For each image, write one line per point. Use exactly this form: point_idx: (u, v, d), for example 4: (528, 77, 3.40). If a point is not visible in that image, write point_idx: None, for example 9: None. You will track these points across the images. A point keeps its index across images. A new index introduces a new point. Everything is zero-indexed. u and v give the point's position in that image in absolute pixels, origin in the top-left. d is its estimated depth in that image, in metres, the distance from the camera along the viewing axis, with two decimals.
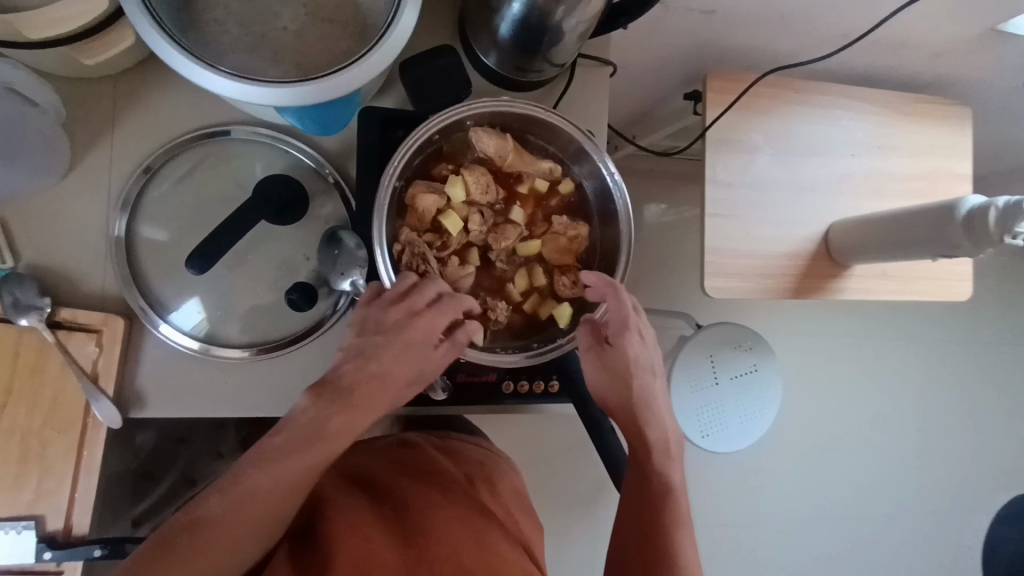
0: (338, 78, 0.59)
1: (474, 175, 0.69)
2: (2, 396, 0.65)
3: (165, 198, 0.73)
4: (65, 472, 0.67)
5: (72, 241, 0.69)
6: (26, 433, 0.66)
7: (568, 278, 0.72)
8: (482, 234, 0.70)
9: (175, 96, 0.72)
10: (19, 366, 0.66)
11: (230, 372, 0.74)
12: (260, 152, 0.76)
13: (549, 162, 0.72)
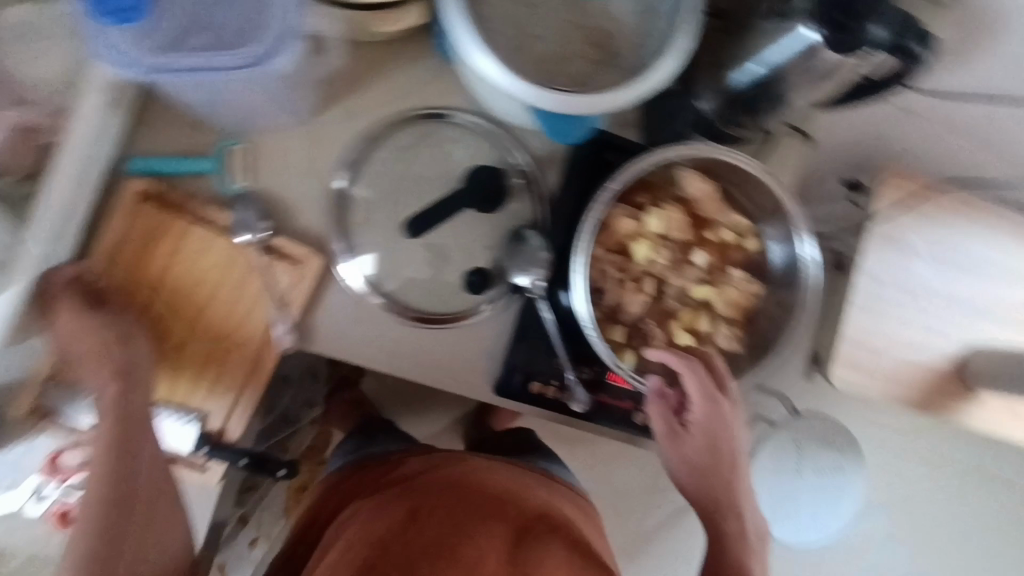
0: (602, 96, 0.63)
1: (673, 212, 0.73)
2: (207, 298, 0.72)
3: (382, 161, 0.79)
4: (237, 380, 0.73)
5: (295, 177, 0.75)
6: (215, 338, 0.72)
7: (730, 332, 0.74)
8: (664, 268, 0.74)
9: (417, 72, 0.78)
10: (224, 277, 0.72)
11: (383, 329, 0.78)
12: (472, 139, 0.80)
13: (742, 217, 0.75)
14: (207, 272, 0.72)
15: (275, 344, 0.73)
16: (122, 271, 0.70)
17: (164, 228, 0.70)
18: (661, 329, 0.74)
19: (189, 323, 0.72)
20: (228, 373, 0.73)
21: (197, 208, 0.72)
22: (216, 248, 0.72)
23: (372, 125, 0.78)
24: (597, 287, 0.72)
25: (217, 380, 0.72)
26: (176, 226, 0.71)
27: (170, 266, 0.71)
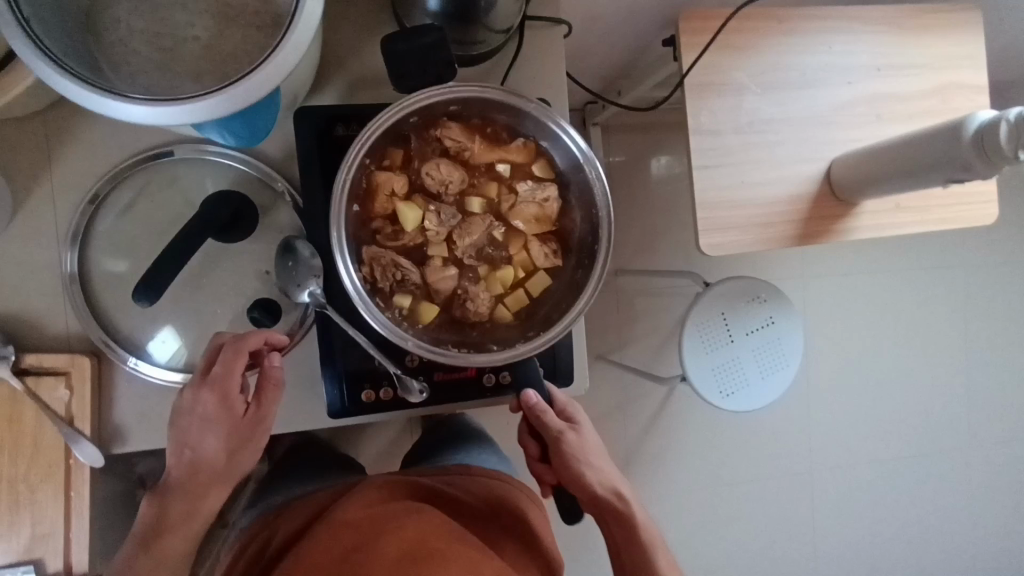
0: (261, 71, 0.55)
1: (438, 169, 0.65)
2: None
3: (116, 229, 0.71)
4: (57, 512, 0.69)
5: (29, 285, 0.70)
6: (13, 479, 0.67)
7: (545, 248, 0.68)
8: (451, 229, 0.66)
9: (107, 123, 0.71)
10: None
11: None
12: (203, 167, 0.73)
13: (520, 146, 0.67)
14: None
15: (80, 462, 0.69)
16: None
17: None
18: (479, 288, 0.66)
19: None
20: (45, 506, 0.68)
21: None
22: None
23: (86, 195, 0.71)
24: (397, 281, 0.65)
25: (37, 517, 0.68)
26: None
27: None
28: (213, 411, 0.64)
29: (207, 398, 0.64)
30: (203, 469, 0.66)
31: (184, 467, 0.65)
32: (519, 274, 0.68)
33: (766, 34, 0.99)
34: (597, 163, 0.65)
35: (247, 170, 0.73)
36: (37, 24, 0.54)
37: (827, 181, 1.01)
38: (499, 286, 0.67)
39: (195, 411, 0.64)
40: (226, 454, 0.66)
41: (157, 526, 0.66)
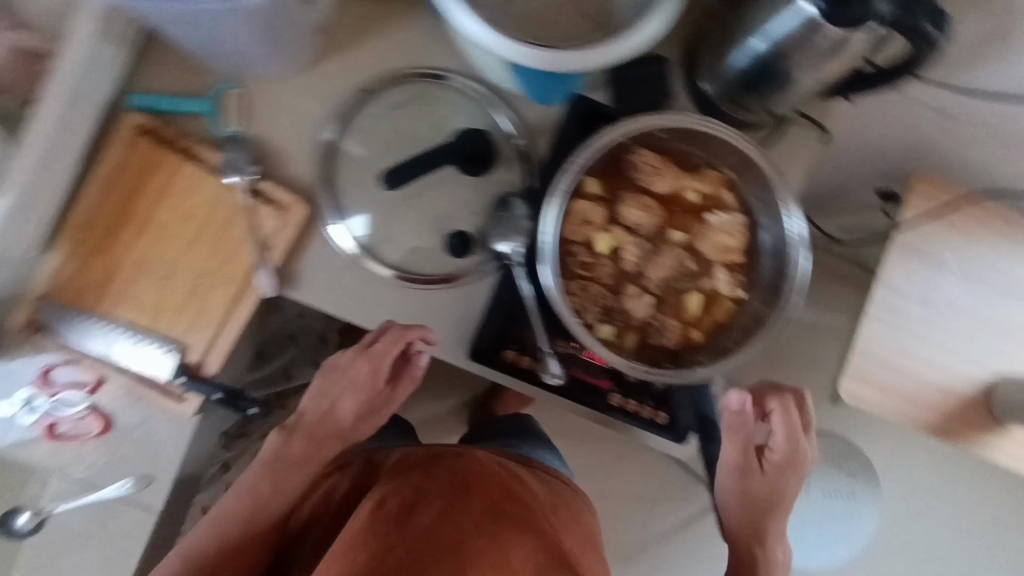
0: (584, 53, 0.60)
1: (636, 201, 0.69)
2: (192, 236, 0.74)
3: (374, 117, 0.79)
4: (217, 317, 0.75)
5: (289, 127, 0.77)
6: (201, 274, 0.74)
7: (730, 276, 0.70)
8: (648, 259, 0.70)
9: (417, 31, 0.79)
10: (213, 215, 0.74)
11: (376, 288, 0.78)
12: (468, 102, 0.80)
13: (709, 181, 0.70)
14: (195, 207, 0.74)
15: (255, 287, 0.75)
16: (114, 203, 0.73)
17: (157, 159, 0.73)
18: (669, 317, 0.70)
19: (175, 255, 0.74)
20: (209, 309, 0.75)
21: (192, 147, 0.74)
22: (202, 188, 0.74)
23: (368, 79, 0.79)
24: (603, 308, 0.69)
25: (199, 314, 0.75)
26: (170, 164, 0.73)
27: (161, 195, 0.73)
28: (364, 377, 0.80)
29: (359, 365, 0.79)
30: (325, 424, 0.82)
31: (318, 412, 0.82)
32: (703, 301, 0.71)
33: (999, 229, 0.98)
34: (791, 203, 0.66)
35: (507, 122, 0.78)
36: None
37: (989, 394, 0.98)
38: (689, 313, 0.70)
39: (341, 368, 0.80)
40: (353, 418, 0.82)
41: (281, 455, 0.81)
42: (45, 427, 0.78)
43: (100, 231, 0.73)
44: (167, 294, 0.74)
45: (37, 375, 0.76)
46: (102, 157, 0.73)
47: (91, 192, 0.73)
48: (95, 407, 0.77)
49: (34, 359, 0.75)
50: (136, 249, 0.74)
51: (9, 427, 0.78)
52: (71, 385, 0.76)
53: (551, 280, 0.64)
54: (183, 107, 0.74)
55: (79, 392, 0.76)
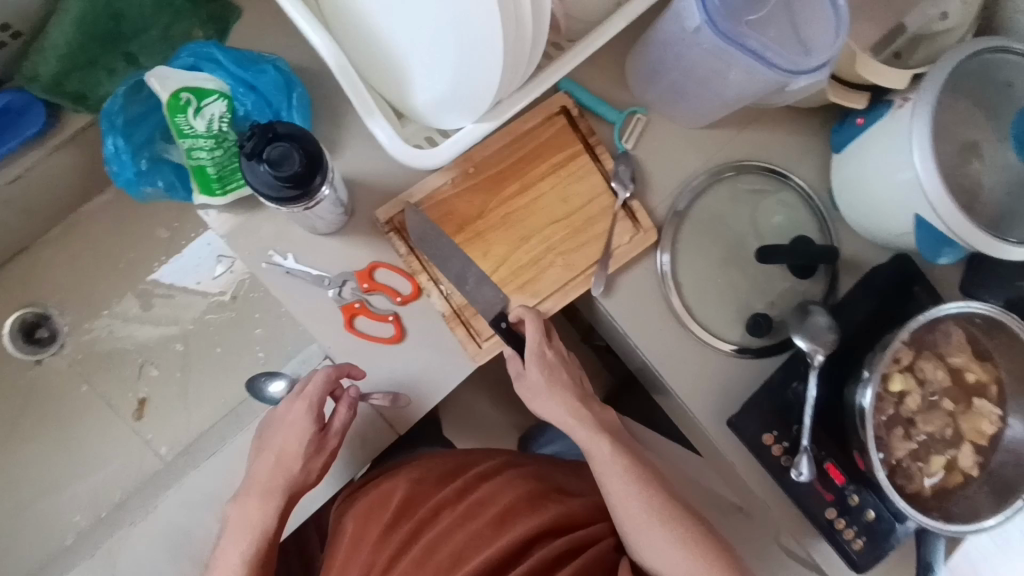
0: (998, 244, 0.70)
1: (931, 364, 0.81)
2: (558, 215, 0.79)
3: (729, 187, 0.87)
4: (543, 291, 0.78)
5: (663, 162, 0.85)
6: (550, 251, 0.79)
7: (973, 456, 0.81)
8: (918, 412, 0.81)
9: (797, 137, 0.87)
10: (584, 209, 0.80)
11: (666, 322, 0.85)
12: (806, 212, 0.89)
13: (988, 373, 0.81)
14: (576, 196, 0.80)
15: (589, 283, 0.79)
16: (512, 159, 0.78)
17: (566, 142, 0.80)
18: (915, 467, 0.80)
19: (538, 226, 0.78)
20: (542, 284, 0.78)
21: (596, 145, 0.80)
22: (586, 180, 0.80)
23: (740, 154, 0.87)
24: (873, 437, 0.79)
25: (532, 284, 0.78)
26: (571, 147, 0.80)
27: (553, 172, 0.79)
28: (295, 451, 0.71)
29: (290, 435, 0.71)
30: (289, 480, 0.71)
31: (269, 470, 0.71)
32: (944, 466, 0.81)
33: None
34: None
35: (837, 246, 0.86)
36: (909, 84, 0.74)
37: None
38: (930, 471, 0.80)
39: (262, 489, 0.70)
40: (302, 462, 0.71)
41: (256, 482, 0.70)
42: (344, 311, 0.75)
43: (488, 177, 0.78)
44: (514, 254, 0.78)
45: (366, 267, 0.75)
46: (522, 117, 0.78)
47: (499, 142, 0.78)
48: (399, 315, 0.76)
49: (369, 256, 0.76)
50: (508, 206, 0.78)
51: (308, 293, 0.74)
52: (391, 289, 0.75)
53: (870, 403, 0.76)
54: (603, 110, 0.81)
55: (394, 299, 0.75)
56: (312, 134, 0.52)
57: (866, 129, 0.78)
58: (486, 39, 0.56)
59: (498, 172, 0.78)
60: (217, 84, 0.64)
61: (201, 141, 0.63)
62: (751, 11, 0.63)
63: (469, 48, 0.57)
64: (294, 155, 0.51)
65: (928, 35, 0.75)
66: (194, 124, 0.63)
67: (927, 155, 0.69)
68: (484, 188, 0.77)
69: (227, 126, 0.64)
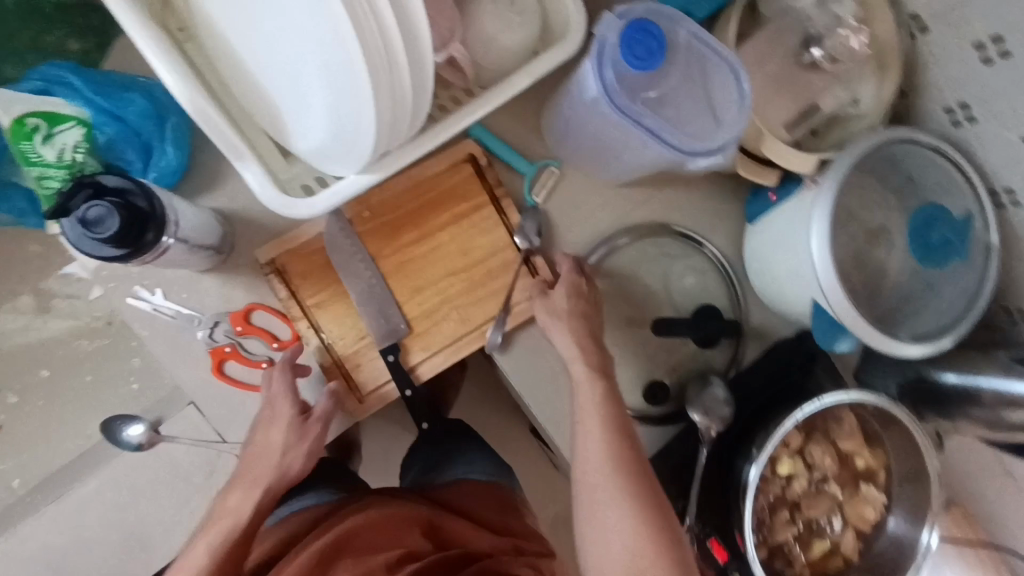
0: (885, 341, 0.69)
1: (821, 447, 0.80)
2: (456, 269, 0.75)
3: (640, 249, 0.85)
4: (433, 346, 0.75)
5: (574, 218, 0.82)
6: (445, 304, 0.75)
7: (853, 541, 0.81)
8: (804, 494, 0.80)
9: (714, 203, 0.85)
10: (485, 263, 0.76)
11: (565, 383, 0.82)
12: (717, 280, 0.87)
13: (877, 460, 0.81)
14: (478, 248, 0.76)
15: (484, 340, 0.76)
16: (411, 206, 0.74)
17: (470, 192, 0.76)
18: (796, 549, 0.80)
19: (434, 277, 0.75)
20: (431, 339, 0.75)
21: (503, 197, 0.77)
22: (489, 234, 0.76)
23: (656, 216, 0.84)
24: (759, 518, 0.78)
25: (421, 336, 0.74)
26: (476, 198, 0.76)
27: (455, 221, 0.75)
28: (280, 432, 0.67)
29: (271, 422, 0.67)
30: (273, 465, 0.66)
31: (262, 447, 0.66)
32: (824, 549, 0.81)
33: None
34: (935, 522, 0.76)
35: (742, 319, 0.85)
36: (818, 167, 0.72)
37: None
38: (810, 554, 0.80)
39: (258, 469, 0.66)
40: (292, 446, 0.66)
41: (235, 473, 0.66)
42: (213, 354, 0.70)
43: (384, 223, 0.74)
44: (404, 305, 0.74)
45: (242, 310, 0.71)
46: (424, 162, 0.75)
47: (398, 187, 0.74)
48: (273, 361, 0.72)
49: (245, 297, 0.72)
50: (403, 254, 0.74)
51: (174, 334, 0.70)
52: (267, 334, 0.71)
53: (754, 480, 0.74)
54: (514, 161, 0.77)
55: (270, 344, 0.71)
56: (146, 187, 0.48)
57: (776, 206, 0.76)
58: (356, 98, 0.52)
59: (396, 218, 0.74)
60: (75, 110, 0.59)
61: (51, 171, 0.58)
62: (650, 89, 0.60)
63: (340, 104, 0.53)
64: (115, 210, 0.46)
65: (840, 118, 0.74)
66: (43, 152, 0.57)
67: (823, 246, 0.68)
68: (378, 234, 0.73)
69: (83, 156, 0.59)
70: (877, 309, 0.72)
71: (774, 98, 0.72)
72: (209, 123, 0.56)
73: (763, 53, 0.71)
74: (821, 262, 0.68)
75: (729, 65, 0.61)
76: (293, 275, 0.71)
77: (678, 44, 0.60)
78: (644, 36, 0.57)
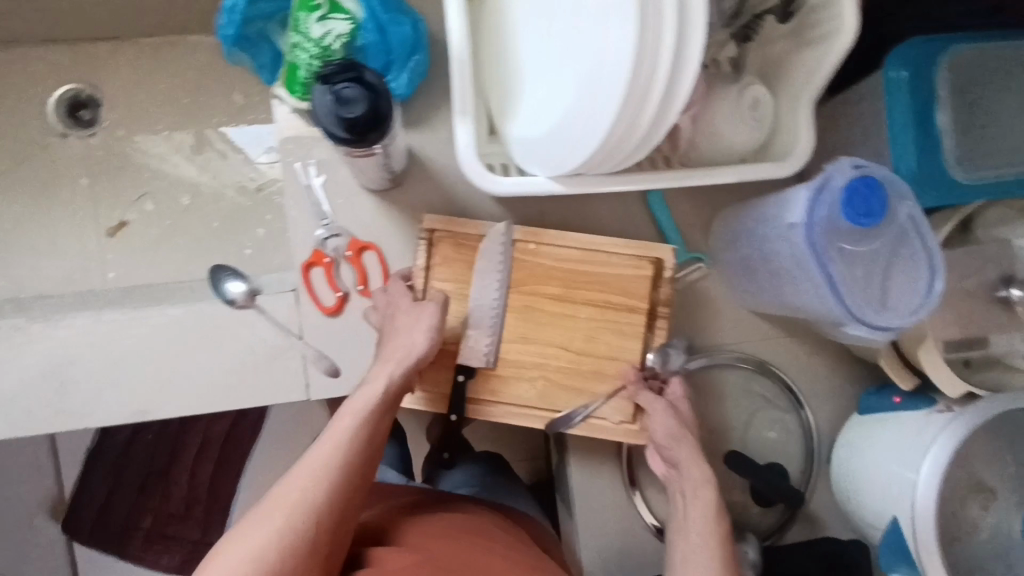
0: None
1: None
2: (576, 343, 0.74)
3: (742, 380, 0.83)
4: (519, 398, 0.73)
5: (697, 316, 0.82)
6: (539, 368, 0.73)
7: None
8: None
9: (831, 374, 0.83)
10: (600, 360, 0.74)
11: (610, 459, 0.80)
12: (799, 447, 0.84)
13: None
14: (603, 343, 0.74)
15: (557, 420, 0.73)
16: (573, 266, 0.74)
17: (632, 292, 0.74)
18: None
19: (548, 339, 0.73)
20: (506, 388, 0.73)
21: (661, 315, 0.75)
22: (627, 333, 0.74)
23: (772, 356, 0.83)
24: None
25: (497, 381, 0.73)
26: (635, 297, 0.74)
27: (600, 307, 0.74)
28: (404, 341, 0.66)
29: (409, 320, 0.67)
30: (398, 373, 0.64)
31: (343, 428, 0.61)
32: None
33: None
34: None
35: (804, 497, 0.81)
36: (962, 396, 0.69)
37: None
38: None
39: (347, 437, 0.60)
40: (372, 427, 0.62)
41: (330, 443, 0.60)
42: (314, 254, 0.74)
43: (543, 264, 0.74)
44: (504, 342, 0.73)
45: (363, 241, 0.75)
46: (614, 243, 0.74)
47: (573, 248, 0.74)
48: (348, 296, 0.75)
49: (387, 231, 0.76)
50: (537, 302, 0.73)
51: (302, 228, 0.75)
52: (365, 274, 0.75)
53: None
54: (673, 241, 0.79)
55: (360, 282, 0.75)
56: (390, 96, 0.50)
57: (898, 410, 0.73)
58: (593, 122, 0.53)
59: (552, 268, 0.74)
60: (354, 7, 0.64)
61: (309, 44, 0.64)
62: (849, 243, 0.59)
63: (574, 118, 0.55)
64: (358, 107, 0.49)
65: (1000, 362, 0.72)
66: (311, 27, 0.63)
67: (935, 472, 0.64)
68: (530, 270, 0.73)
69: (339, 46, 0.64)
70: (954, 561, 0.67)
71: (948, 311, 0.70)
72: (457, 70, 0.59)
73: (957, 267, 0.70)
74: (926, 487, 0.64)
75: (930, 263, 0.60)
76: (441, 254, 0.73)
77: (896, 219, 0.60)
78: (871, 194, 0.57)
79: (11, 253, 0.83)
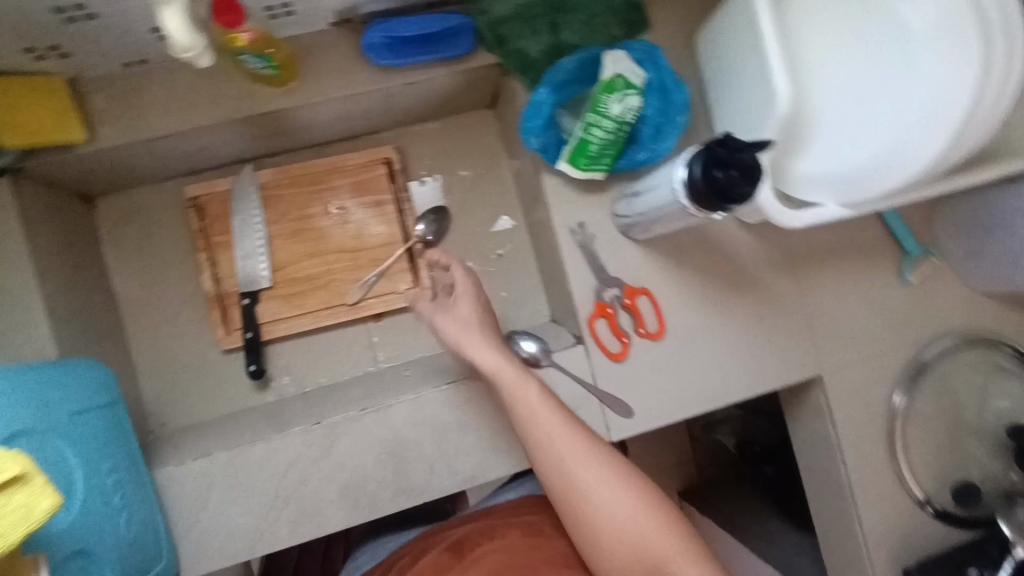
0: None
1: None
2: (330, 217, 0.89)
3: (979, 360, 0.89)
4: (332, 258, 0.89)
5: (928, 306, 0.88)
6: (325, 270, 0.88)
7: None
8: None
9: None
10: (374, 249, 0.89)
11: (873, 448, 0.88)
12: None
13: None
14: (369, 234, 0.89)
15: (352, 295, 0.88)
16: (302, 186, 0.89)
17: (378, 185, 0.90)
18: None
19: (325, 249, 0.88)
20: (306, 299, 0.87)
21: (406, 202, 0.91)
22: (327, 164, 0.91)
23: (1000, 334, 0.89)
24: None
25: (297, 296, 0.87)
26: (336, 201, 0.90)
27: (363, 204, 0.90)
28: None
29: None
30: None
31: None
32: None
33: None
34: None
35: None
36: None
37: None
38: None
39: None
40: None
41: None
42: (597, 308, 0.81)
43: (297, 191, 0.88)
44: (279, 263, 0.87)
45: (637, 289, 0.82)
46: (349, 155, 0.90)
47: (311, 164, 0.89)
48: (632, 341, 0.82)
49: (653, 277, 0.82)
50: (302, 222, 0.88)
51: (581, 284, 0.82)
52: (643, 319, 0.82)
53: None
54: (905, 239, 0.86)
55: (640, 327, 0.82)
56: (738, 203, 0.57)
57: None
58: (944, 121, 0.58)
59: (306, 189, 0.89)
60: (640, 80, 0.71)
61: (605, 121, 0.71)
62: None
63: (914, 125, 0.61)
64: (700, 182, 0.58)
65: None
66: (611, 106, 0.70)
67: None
68: (286, 199, 0.88)
69: (632, 117, 0.72)
70: None
71: None
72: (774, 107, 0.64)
73: None
74: None
75: None
76: (207, 211, 0.86)
77: None
78: None
79: (293, 351, 0.89)
